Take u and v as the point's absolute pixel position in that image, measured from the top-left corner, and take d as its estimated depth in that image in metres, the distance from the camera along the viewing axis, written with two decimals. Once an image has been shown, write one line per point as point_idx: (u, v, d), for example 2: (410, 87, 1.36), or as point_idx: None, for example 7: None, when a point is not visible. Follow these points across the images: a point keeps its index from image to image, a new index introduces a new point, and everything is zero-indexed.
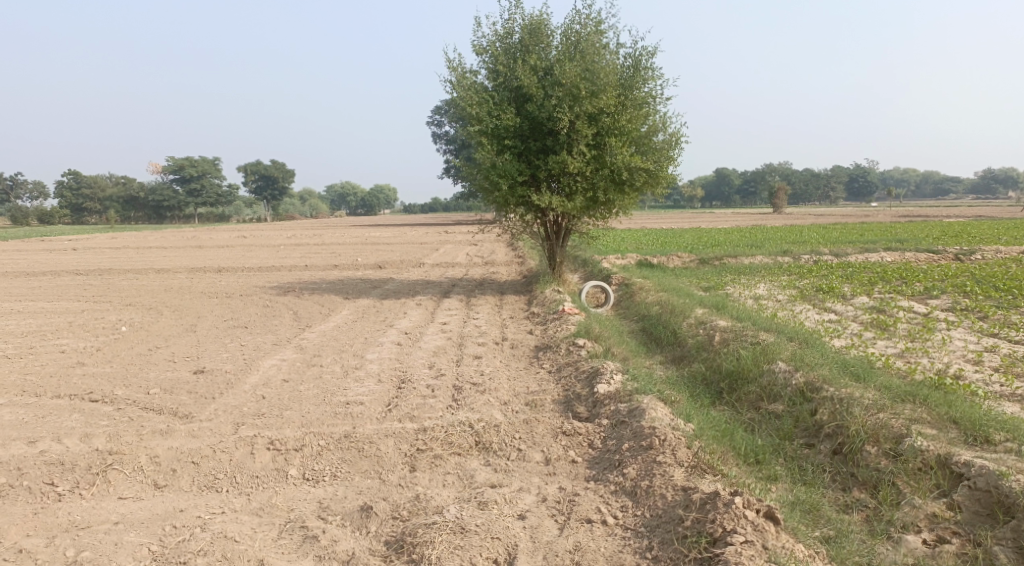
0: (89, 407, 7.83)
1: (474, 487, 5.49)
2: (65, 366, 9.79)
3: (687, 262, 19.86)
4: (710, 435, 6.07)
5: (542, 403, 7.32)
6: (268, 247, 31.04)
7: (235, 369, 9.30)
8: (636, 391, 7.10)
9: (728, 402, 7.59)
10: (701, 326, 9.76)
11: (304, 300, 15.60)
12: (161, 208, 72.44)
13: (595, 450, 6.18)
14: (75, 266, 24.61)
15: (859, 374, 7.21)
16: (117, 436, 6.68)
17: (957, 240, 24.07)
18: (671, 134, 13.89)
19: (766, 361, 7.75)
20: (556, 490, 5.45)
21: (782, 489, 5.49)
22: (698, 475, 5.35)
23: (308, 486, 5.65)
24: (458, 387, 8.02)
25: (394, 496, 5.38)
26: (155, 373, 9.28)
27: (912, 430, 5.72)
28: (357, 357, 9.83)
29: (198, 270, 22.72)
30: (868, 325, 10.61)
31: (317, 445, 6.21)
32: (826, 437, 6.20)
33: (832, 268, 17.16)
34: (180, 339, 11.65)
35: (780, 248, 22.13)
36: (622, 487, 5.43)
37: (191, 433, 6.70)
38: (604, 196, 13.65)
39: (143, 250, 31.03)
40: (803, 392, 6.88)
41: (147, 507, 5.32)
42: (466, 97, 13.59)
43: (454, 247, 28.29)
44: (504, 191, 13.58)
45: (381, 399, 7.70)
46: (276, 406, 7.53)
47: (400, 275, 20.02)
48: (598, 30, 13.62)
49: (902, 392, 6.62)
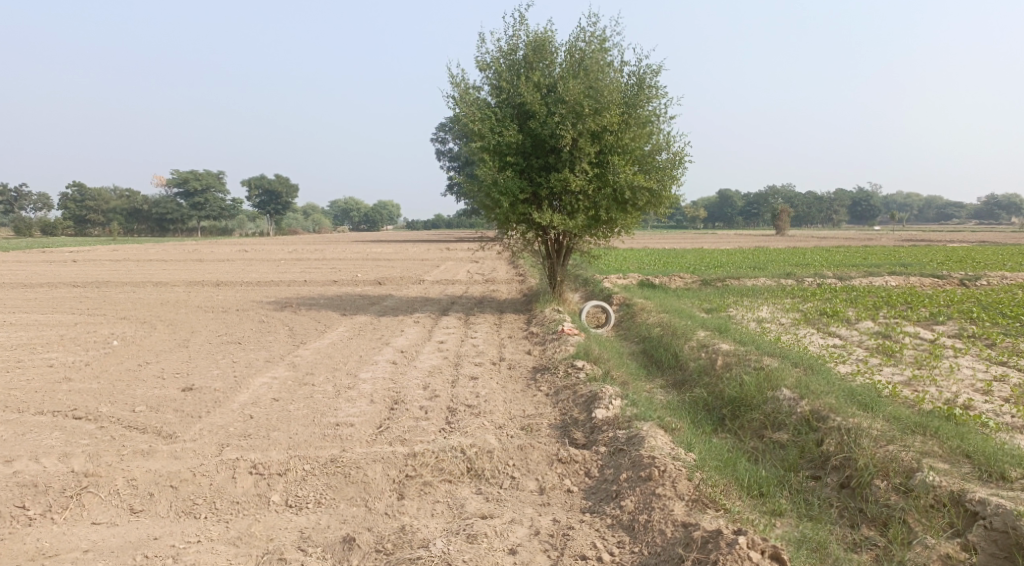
0: (71, 424, 7.59)
1: (463, 518, 5.24)
2: (51, 381, 9.57)
3: (689, 283, 19.64)
4: (712, 465, 5.82)
5: (537, 428, 7.07)
6: (268, 262, 30.85)
7: (224, 386, 9.07)
8: (635, 417, 6.84)
9: (730, 430, 7.34)
10: (703, 349, 9.50)
11: (300, 316, 15.38)
12: (164, 221, 72.47)
13: (592, 480, 5.94)
14: (73, 278, 24.43)
15: (867, 403, 6.96)
16: (97, 456, 6.44)
17: (961, 265, 23.84)
18: (675, 153, 13.74)
19: (769, 387, 7.50)
20: (549, 522, 5.20)
21: (787, 525, 5.23)
22: (699, 510, 5.09)
23: (290, 513, 5.40)
24: (452, 409, 7.77)
25: (379, 527, 5.13)
26: (142, 390, 9.03)
27: (924, 464, 5.47)
28: (350, 376, 9.59)
29: (197, 283, 22.52)
30: (874, 351, 10.37)
31: (302, 469, 5.97)
32: (833, 470, 5.95)
33: (836, 292, 16.93)
34: (171, 355, 11.41)
35: (783, 270, 21.91)
36: (619, 520, 5.18)
37: (173, 455, 6.46)
38: (606, 215, 13.48)
39: (142, 262, 30.84)
40: (809, 421, 6.64)
41: (120, 534, 5.07)
42: (468, 113, 13.47)
43: (455, 265, 28.11)
44: (505, 208, 13.41)
45: (372, 420, 7.45)
46: (264, 427, 7.29)
47: (399, 292, 19.79)
48: (603, 47, 13.53)
49: (912, 423, 6.37)
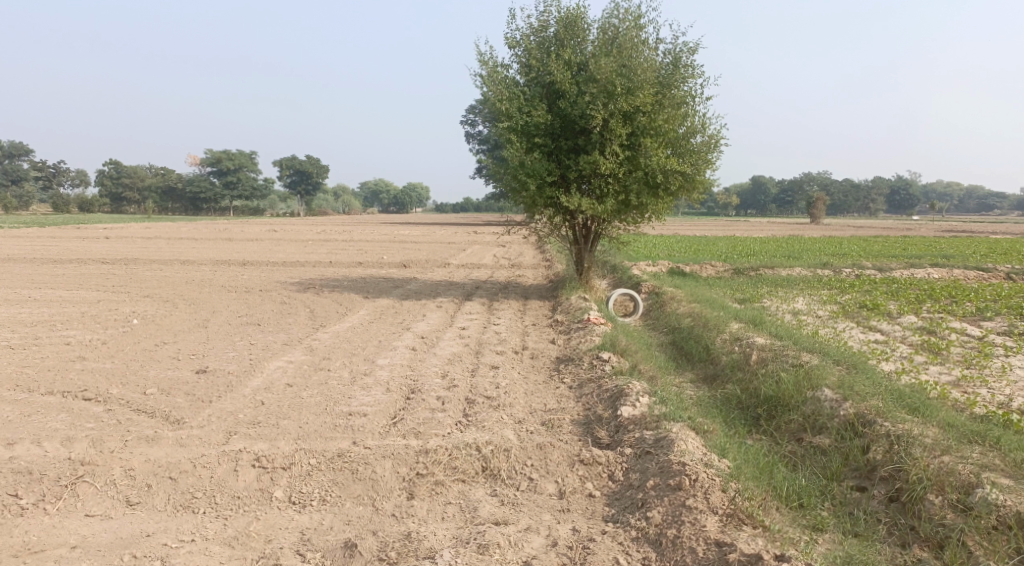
0: (79, 407, 7.38)
1: (476, 524, 4.86)
2: (65, 360, 9.40)
3: (721, 272, 19.00)
4: (749, 474, 5.35)
5: (559, 424, 6.67)
6: (296, 242, 30.79)
7: (238, 370, 8.81)
8: (664, 417, 6.39)
9: (766, 431, 6.86)
10: (737, 343, 8.99)
11: (322, 298, 15.12)
12: (197, 200, 73.10)
13: (616, 484, 5.53)
14: (103, 254, 24.55)
15: (917, 407, 6.40)
16: (100, 442, 6.20)
17: (1007, 258, 22.74)
18: (710, 136, 13.14)
19: (809, 387, 6.99)
20: (569, 532, 4.81)
21: (831, 543, 4.76)
22: (735, 526, 4.65)
23: (293, 512, 5.07)
24: (470, 400, 7.40)
25: (386, 531, 4.78)
26: (155, 371, 8.81)
27: (984, 479, 4.94)
28: (367, 362, 9.27)
29: (223, 262, 22.44)
30: (918, 348, 9.75)
31: (307, 463, 5.64)
32: (881, 481, 5.45)
33: (876, 284, 16.19)
34: (189, 335, 11.21)
35: (819, 260, 21.07)
36: (645, 534, 4.76)
37: (177, 442, 6.18)
38: (636, 199, 12.95)
39: (173, 240, 30.97)
40: (853, 425, 6.13)
41: (112, 529, 4.82)
42: (496, 92, 13.00)
43: (482, 249, 27.70)
44: (532, 191, 12.94)
45: (386, 410, 7.11)
46: (274, 415, 6.99)
47: (424, 275, 19.49)
48: (638, 24, 12.91)
49: (967, 431, 5.82)
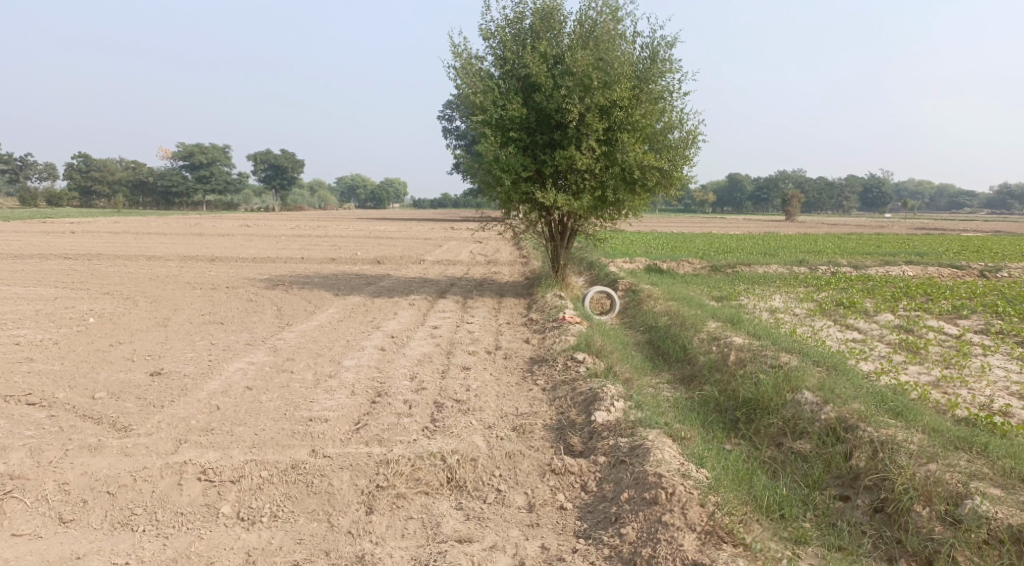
0: (20, 412, 6.90)
1: (437, 542, 4.54)
2: (12, 361, 8.87)
3: (698, 269, 18.83)
4: (730, 485, 5.07)
5: (530, 430, 6.36)
6: (268, 238, 30.09)
7: (195, 372, 8.37)
8: (639, 423, 6.09)
9: (744, 436, 6.59)
10: (715, 342, 8.74)
11: (291, 296, 14.65)
12: (169, 194, 71.62)
13: (588, 496, 5.24)
14: (66, 249, 23.73)
15: (900, 410, 6.16)
16: (37, 452, 5.76)
17: (979, 256, 22.82)
18: (688, 132, 12.90)
19: (789, 389, 6.74)
20: (537, 550, 4.51)
21: (814, 558, 4.51)
22: (713, 545, 4.39)
23: (240, 529, 4.71)
24: (439, 403, 7.05)
25: (339, 551, 4.45)
26: (106, 374, 8.33)
27: (974, 490, 4.72)
28: (333, 363, 8.87)
29: (190, 258, 21.75)
30: (897, 347, 9.57)
31: (258, 476, 5.24)
32: (865, 490, 5.20)
33: (852, 281, 16.10)
34: (147, 335, 10.70)
35: (795, 257, 20.94)
36: (618, 552, 4.48)
37: (122, 452, 5.76)
38: (613, 195, 12.65)
39: (141, 235, 30.14)
40: (834, 429, 5.89)
41: (39, 551, 4.42)
42: (470, 84, 12.64)
43: (458, 245, 27.27)
44: (507, 186, 12.57)
45: (349, 415, 6.74)
46: (230, 421, 6.59)
47: (397, 271, 19.08)
48: (615, 17, 12.62)
49: (953, 437, 5.59)
